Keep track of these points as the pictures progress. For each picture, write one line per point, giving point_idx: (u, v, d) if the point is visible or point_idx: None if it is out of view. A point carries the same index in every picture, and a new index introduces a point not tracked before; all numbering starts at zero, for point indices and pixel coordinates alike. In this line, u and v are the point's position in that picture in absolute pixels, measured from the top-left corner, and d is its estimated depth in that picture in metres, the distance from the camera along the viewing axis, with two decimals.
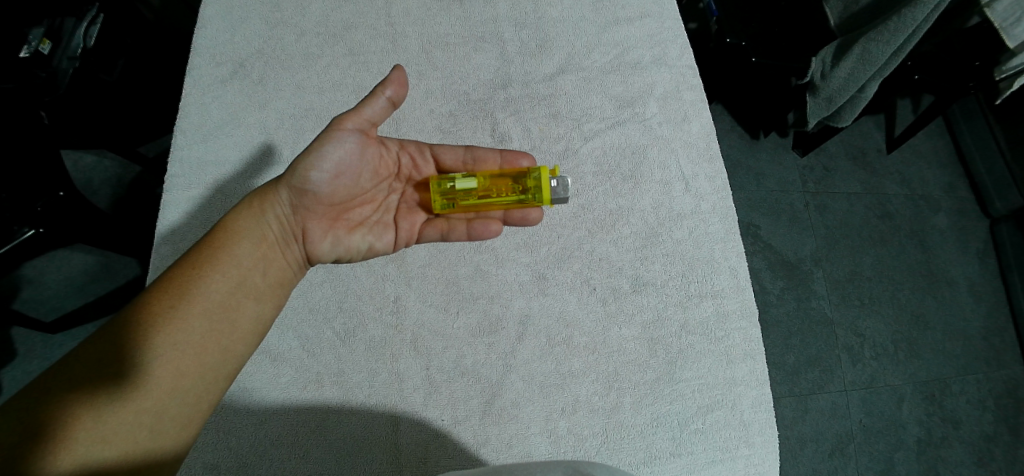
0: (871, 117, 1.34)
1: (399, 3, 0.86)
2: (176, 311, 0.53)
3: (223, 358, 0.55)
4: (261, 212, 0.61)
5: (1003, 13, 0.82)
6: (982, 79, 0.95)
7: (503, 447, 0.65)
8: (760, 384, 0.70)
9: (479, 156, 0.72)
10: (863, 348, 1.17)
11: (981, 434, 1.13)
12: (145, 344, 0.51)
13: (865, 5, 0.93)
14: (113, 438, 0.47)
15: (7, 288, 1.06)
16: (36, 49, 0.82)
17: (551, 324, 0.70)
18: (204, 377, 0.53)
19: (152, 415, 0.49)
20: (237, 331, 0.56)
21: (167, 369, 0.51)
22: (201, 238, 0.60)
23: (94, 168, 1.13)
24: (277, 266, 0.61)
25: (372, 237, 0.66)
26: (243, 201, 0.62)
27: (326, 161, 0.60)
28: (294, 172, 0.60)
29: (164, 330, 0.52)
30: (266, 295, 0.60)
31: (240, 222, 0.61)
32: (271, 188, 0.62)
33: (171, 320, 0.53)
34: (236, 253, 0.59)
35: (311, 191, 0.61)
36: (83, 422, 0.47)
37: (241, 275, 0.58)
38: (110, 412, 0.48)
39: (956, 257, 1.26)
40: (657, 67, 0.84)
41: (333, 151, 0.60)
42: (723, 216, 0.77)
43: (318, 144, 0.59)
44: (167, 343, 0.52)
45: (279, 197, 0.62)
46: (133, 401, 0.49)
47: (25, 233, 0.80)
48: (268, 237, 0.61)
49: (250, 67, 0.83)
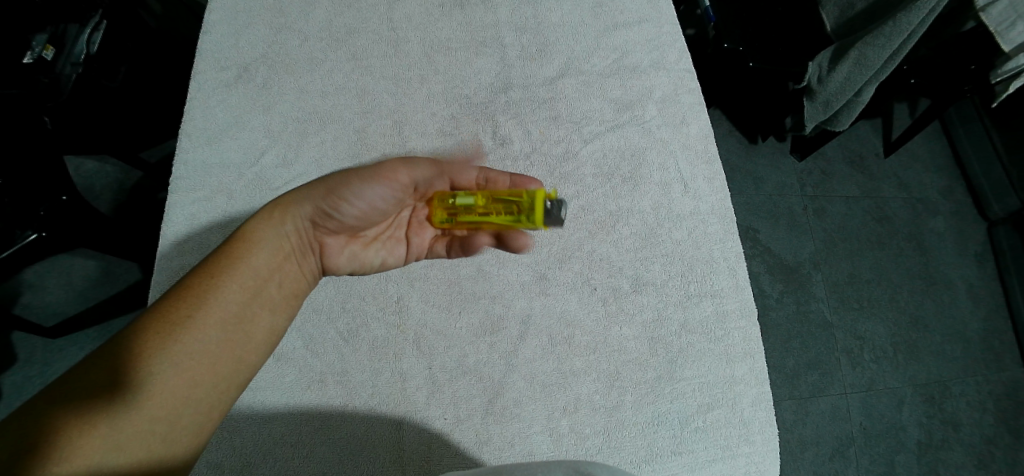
0: (868, 122, 1.36)
1: (401, 9, 0.88)
2: (192, 320, 0.53)
3: (235, 368, 0.55)
4: (282, 224, 0.60)
5: (998, 18, 0.83)
6: (977, 82, 0.97)
7: (504, 447, 0.65)
8: (759, 383, 0.70)
9: (492, 178, 0.69)
10: (863, 351, 1.18)
11: (982, 437, 1.14)
12: (161, 353, 0.51)
13: (859, 10, 0.95)
14: (126, 447, 0.48)
15: (8, 294, 1.06)
16: (39, 56, 0.83)
17: (552, 324, 0.71)
18: (218, 386, 0.53)
19: (166, 425, 0.50)
20: (251, 341, 0.56)
21: (182, 378, 0.51)
22: (218, 245, 0.59)
23: (96, 174, 1.14)
24: (292, 277, 0.61)
25: (385, 251, 0.68)
26: (263, 209, 0.61)
27: (361, 197, 0.61)
28: (321, 196, 0.61)
29: (180, 339, 0.52)
30: (281, 305, 0.60)
31: (258, 231, 0.60)
32: (294, 199, 0.61)
33: (188, 331, 0.53)
34: (255, 264, 0.58)
35: (340, 217, 0.62)
36: (97, 430, 0.47)
37: (257, 286, 0.58)
38: (122, 419, 0.48)
39: (954, 260, 1.27)
40: (656, 70, 0.85)
41: (370, 186, 0.61)
42: (723, 217, 0.78)
43: (356, 181, 0.60)
44: (183, 353, 0.52)
45: (301, 211, 0.61)
46: (145, 411, 0.49)
47: (27, 238, 0.80)
48: (287, 249, 0.61)
49: (254, 72, 0.84)
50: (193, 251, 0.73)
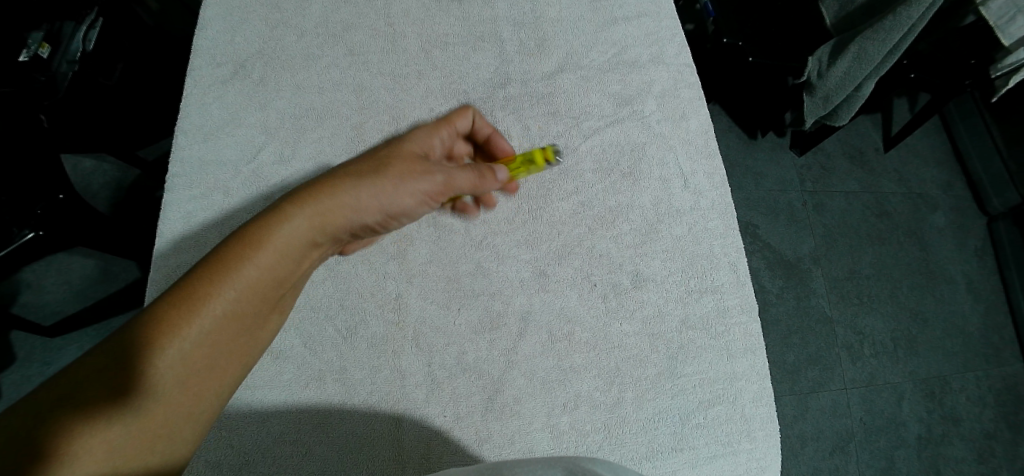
0: (869, 116, 1.35)
1: (399, 4, 0.87)
2: (208, 333, 0.50)
3: (239, 377, 0.54)
4: (314, 226, 0.56)
5: (998, 12, 0.82)
6: (977, 77, 0.96)
7: (505, 444, 0.65)
8: (760, 378, 0.70)
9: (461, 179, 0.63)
10: (863, 346, 1.17)
11: (982, 431, 1.14)
12: (172, 369, 0.48)
13: (859, 4, 0.94)
14: (127, 465, 0.46)
15: (6, 293, 1.06)
16: (36, 54, 0.80)
17: (552, 320, 0.71)
18: (221, 396, 0.52)
19: (169, 439, 0.48)
20: (257, 347, 0.55)
21: (190, 394, 0.49)
22: (238, 241, 0.53)
23: (93, 172, 1.13)
24: (305, 274, 0.59)
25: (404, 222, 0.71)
26: (298, 212, 0.56)
27: (407, 211, 0.62)
28: (362, 203, 0.58)
29: (193, 355, 0.49)
30: (286, 306, 0.58)
31: (290, 239, 0.55)
32: (332, 208, 0.57)
33: (202, 345, 0.50)
34: (282, 274, 0.55)
35: (376, 225, 0.61)
36: (97, 451, 0.44)
37: (275, 294, 0.55)
38: (126, 438, 0.46)
39: (955, 255, 1.26)
40: (655, 65, 0.84)
41: (419, 204, 0.62)
42: (723, 212, 0.77)
43: (407, 200, 0.60)
44: (194, 368, 0.49)
45: (343, 224, 0.58)
46: (149, 429, 0.47)
47: (25, 237, 0.79)
48: (316, 252, 0.59)
49: (250, 68, 0.83)
50: (190, 249, 0.73)
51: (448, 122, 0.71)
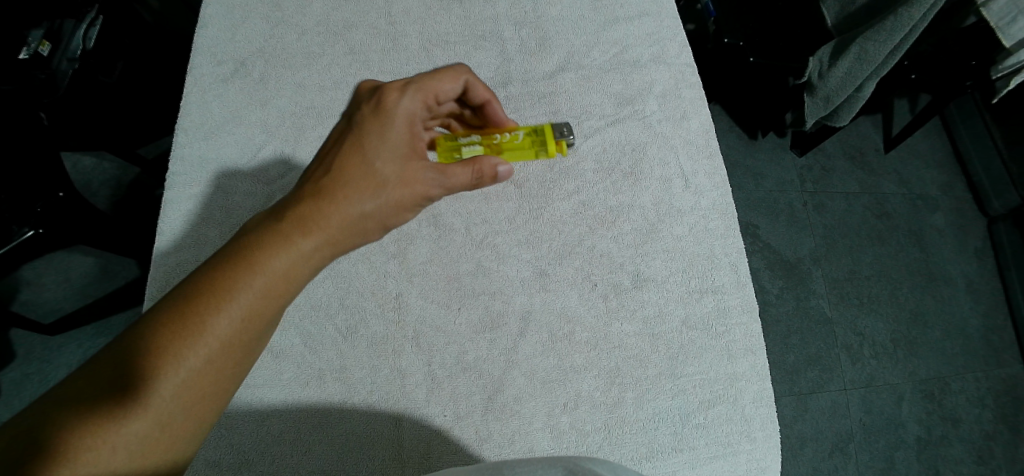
0: (869, 117, 1.35)
1: (400, 2, 0.87)
2: (214, 360, 0.48)
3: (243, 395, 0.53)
4: (320, 246, 0.54)
5: (999, 13, 0.82)
6: (978, 78, 0.98)
7: (505, 443, 0.65)
8: (760, 379, 0.70)
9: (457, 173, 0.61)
10: (863, 347, 1.17)
11: (981, 433, 1.14)
12: (177, 397, 0.46)
13: (860, 4, 0.93)
14: None
15: (7, 290, 1.06)
16: (36, 51, 0.79)
17: (552, 320, 0.71)
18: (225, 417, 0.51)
19: (173, 465, 0.47)
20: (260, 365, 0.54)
21: (195, 420, 0.48)
22: (241, 263, 0.51)
23: (93, 170, 1.13)
24: None
25: None
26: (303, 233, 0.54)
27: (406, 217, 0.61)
28: (362, 217, 0.57)
29: (199, 381, 0.47)
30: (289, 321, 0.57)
31: (296, 260, 0.53)
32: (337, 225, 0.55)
33: (208, 371, 0.48)
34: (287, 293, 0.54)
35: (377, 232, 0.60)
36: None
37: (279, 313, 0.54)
38: (129, 466, 0.44)
39: (955, 256, 1.26)
40: (656, 64, 0.84)
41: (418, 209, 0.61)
42: (723, 212, 0.77)
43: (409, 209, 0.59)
44: (199, 395, 0.48)
45: (347, 239, 0.57)
46: (153, 456, 0.46)
47: (25, 233, 0.79)
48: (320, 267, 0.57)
49: (251, 66, 0.83)
50: (190, 247, 0.73)
51: (425, 87, 0.62)
